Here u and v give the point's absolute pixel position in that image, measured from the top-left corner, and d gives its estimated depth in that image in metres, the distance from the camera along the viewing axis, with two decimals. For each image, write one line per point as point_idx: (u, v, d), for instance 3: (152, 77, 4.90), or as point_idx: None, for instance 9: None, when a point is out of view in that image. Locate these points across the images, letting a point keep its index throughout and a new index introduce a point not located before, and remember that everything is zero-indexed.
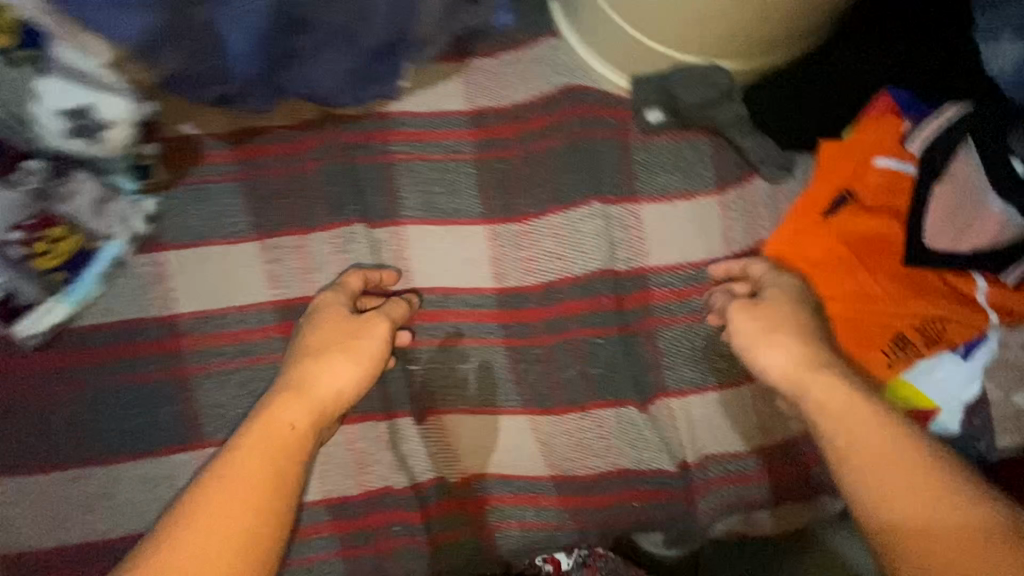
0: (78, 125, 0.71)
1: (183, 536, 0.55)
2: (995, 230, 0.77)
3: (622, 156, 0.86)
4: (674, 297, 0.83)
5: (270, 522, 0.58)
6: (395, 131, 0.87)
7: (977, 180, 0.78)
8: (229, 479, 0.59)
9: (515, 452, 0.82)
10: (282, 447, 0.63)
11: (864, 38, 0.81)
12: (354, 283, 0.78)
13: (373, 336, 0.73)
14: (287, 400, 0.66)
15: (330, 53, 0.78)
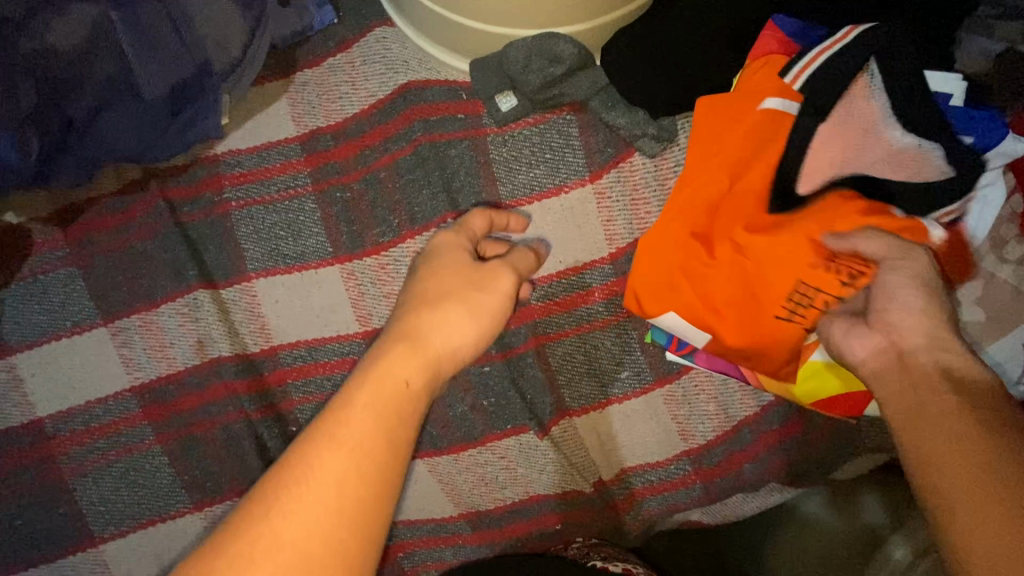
0: None
1: (283, 510, 0.41)
2: (912, 172, 0.62)
3: (477, 156, 0.75)
4: (557, 308, 0.74)
5: (375, 512, 0.43)
6: (226, 175, 0.78)
7: (883, 114, 0.62)
8: (328, 455, 0.43)
9: (416, 497, 0.77)
10: (410, 418, 0.48)
11: None
12: (476, 222, 0.66)
13: (496, 282, 0.58)
14: (405, 350, 0.51)
15: (118, 107, 0.70)
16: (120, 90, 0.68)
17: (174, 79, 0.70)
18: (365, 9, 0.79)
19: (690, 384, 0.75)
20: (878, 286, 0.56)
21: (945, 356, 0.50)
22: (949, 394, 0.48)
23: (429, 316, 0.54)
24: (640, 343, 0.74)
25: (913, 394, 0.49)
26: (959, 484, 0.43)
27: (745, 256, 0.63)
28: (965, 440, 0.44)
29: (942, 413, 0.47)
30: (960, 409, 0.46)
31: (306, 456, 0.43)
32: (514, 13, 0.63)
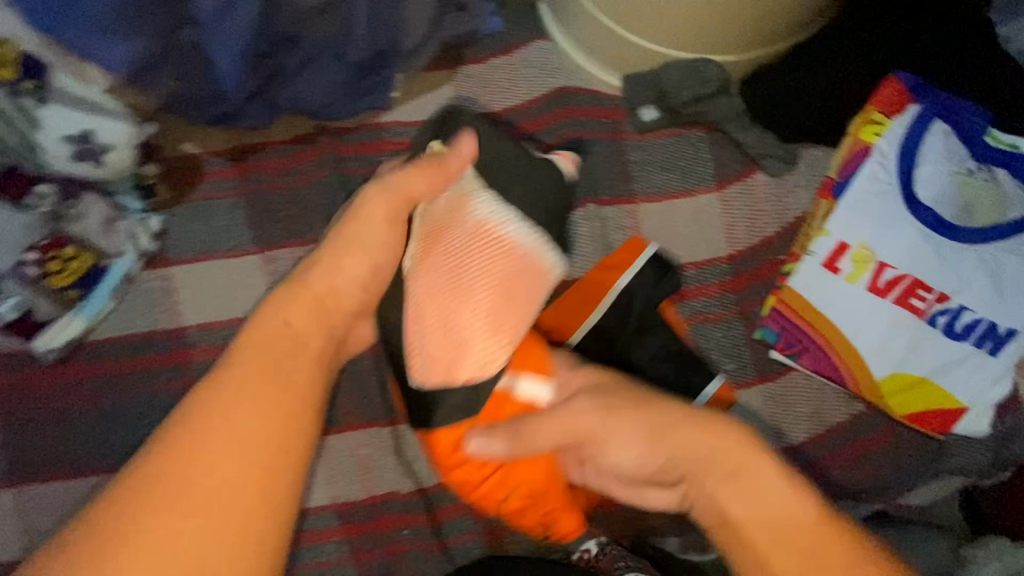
0: (82, 149, 0.72)
1: (188, 440, 0.49)
2: (535, 295, 0.66)
3: (617, 155, 0.84)
4: (676, 296, 0.80)
5: (291, 437, 0.53)
6: (389, 141, 0.88)
7: (457, 244, 0.65)
8: (229, 401, 0.52)
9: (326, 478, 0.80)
10: (306, 359, 0.57)
11: (854, 33, 0.79)
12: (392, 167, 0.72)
13: (373, 206, 0.64)
14: (289, 294, 0.60)
15: (317, 67, 0.79)
16: (323, 52, 0.78)
17: (370, 51, 0.80)
18: (529, 22, 0.91)
19: (790, 386, 0.81)
20: (598, 456, 0.62)
21: (713, 456, 0.55)
22: (742, 516, 0.53)
23: (328, 258, 0.63)
24: (747, 339, 0.80)
25: (729, 519, 0.54)
26: None
27: (509, 498, 0.70)
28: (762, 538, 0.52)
29: (736, 526, 0.54)
30: (775, 535, 0.52)
31: (205, 399, 0.52)
32: (691, 36, 0.76)
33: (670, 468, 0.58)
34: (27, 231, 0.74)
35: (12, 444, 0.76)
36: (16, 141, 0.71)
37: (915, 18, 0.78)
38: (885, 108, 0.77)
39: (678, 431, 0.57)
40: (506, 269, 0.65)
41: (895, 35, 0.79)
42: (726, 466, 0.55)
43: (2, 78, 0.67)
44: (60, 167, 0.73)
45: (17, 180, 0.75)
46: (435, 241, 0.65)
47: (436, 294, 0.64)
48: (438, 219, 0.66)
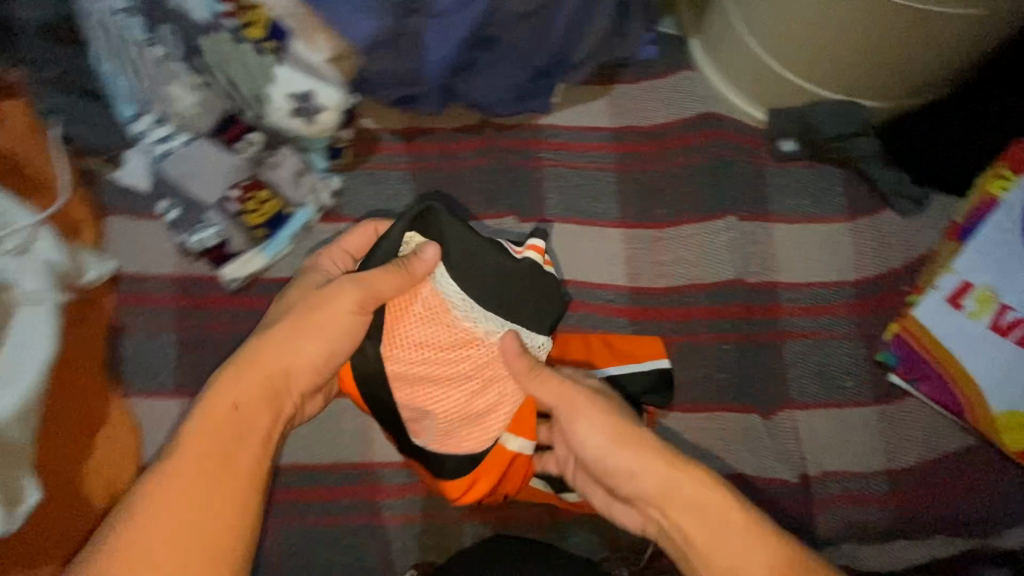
0: (301, 107, 0.81)
1: (151, 512, 0.59)
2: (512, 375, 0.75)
3: (757, 177, 0.92)
4: (803, 312, 0.86)
5: (222, 491, 0.61)
6: (545, 140, 0.96)
7: (432, 338, 0.73)
8: (185, 461, 0.61)
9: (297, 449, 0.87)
10: (255, 424, 0.65)
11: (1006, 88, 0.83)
12: (336, 266, 0.77)
13: (321, 312, 0.68)
14: (234, 370, 0.66)
15: (502, 67, 0.89)
16: (511, 54, 0.87)
17: (550, 59, 0.89)
18: (680, 55, 1.01)
19: (902, 412, 0.85)
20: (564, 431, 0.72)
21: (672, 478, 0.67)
22: (696, 530, 0.65)
23: (255, 342, 0.68)
24: (868, 360, 0.86)
25: (690, 532, 0.66)
26: None
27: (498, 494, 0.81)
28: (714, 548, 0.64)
29: (693, 536, 0.65)
30: (722, 550, 0.64)
31: (166, 462, 0.62)
32: (853, 81, 0.84)
33: (630, 476, 0.68)
34: (234, 172, 0.83)
35: (184, 359, 0.84)
36: (247, 93, 0.81)
37: None
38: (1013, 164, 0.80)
39: (629, 453, 0.68)
40: (479, 368, 0.74)
41: None
42: (673, 488, 0.66)
43: (253, 36, 0.77)
44: (278, 119, 0.82)
45: (235, 127, 0.84)
46: (411, 339, 0.73)
47: (419, 376, 0.73)
48: (413, 318, 0.73)
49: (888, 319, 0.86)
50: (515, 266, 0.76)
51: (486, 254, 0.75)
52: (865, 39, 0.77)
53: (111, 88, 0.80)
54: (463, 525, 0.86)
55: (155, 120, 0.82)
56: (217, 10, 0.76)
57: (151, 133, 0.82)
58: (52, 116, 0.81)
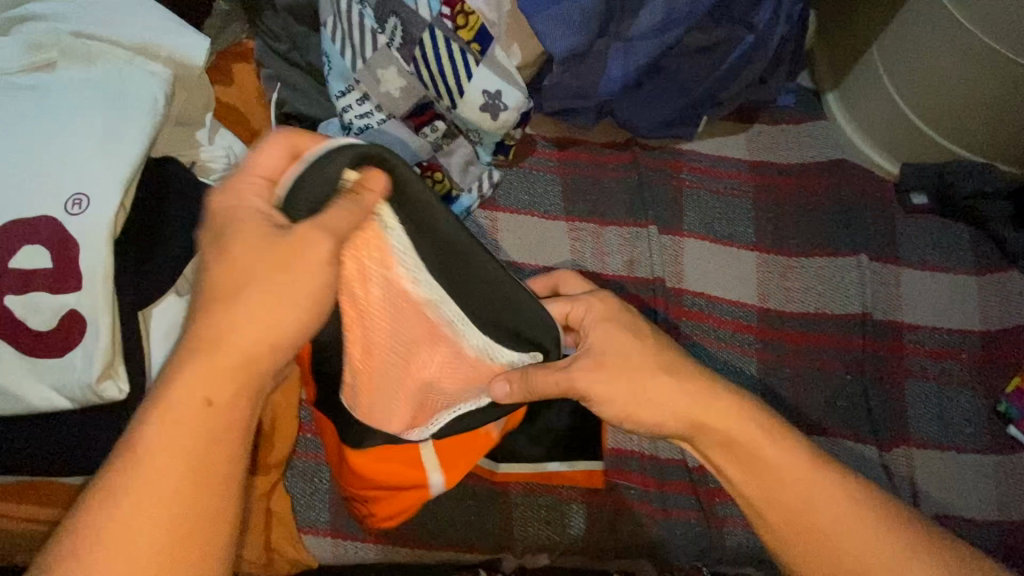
0: (489, 103, 0.92)
1: (102, 537, 0.43)
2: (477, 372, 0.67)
3: (886, 224, 0.98)
4: (926, 354, 0.91)
5: (194, 505, 0.45)
6: (686, 164, 1.05)
7: (381, 326, 0.60)
8: (145, 475, 0.44)
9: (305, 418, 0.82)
10: (228, 427, 0.46)
11: None
12: (254, 195, 0.50)
13: (301, 270, 0.48)
14: (196, 354, 0.46)
15: (662, 94, 0.97)
16: (675, 83, 0.96)
17: (706, 92, 0.98)
18: (816, 105, 1.09)
19: (1019, 464, 0.87)
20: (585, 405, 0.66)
21: (712, 418, 0.61)
22: (745, 464, 0.61)
23: (220, 315, 0.46)
24: (988, 410, 0.89)
25: (743, 470, 0.61)
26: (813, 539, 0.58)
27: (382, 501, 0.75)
28: (768, 478, 0.60)
29: (742, 476, 0.61)
30: (780, 479, 0.59)
31: (113, 476, 0.44)
32: (991, 146, 0.92)
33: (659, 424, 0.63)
34: (418, 152, 0.94)
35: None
36: (445, 86, 0.91)
37: None
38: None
39: (648, 406, 0.62)
40: (440, 361, 0.65)
41: None
42: (712, 427, 0.61)
43: (463, 39, 0.89)
44: (467, 111, 0.93)
45: (426, 114, 0.94)
46: (355, 305, 0.58)
47: (369, 363, 0.62)
48: (367, 303, 0.58)
49: (1007, 373, 0.90)
50: (502, 279, 0.62)
51: (460, 243, 0.59)
52: (1012, 105, 0.84)
53: (329, 66, 0.92)
54: (577, 508, 0.85)
55: (359, 97, 0.92)
56: (440, 12, 0.88)
57: (354, 107, 0.92)
58: (275, 82, 0.93)
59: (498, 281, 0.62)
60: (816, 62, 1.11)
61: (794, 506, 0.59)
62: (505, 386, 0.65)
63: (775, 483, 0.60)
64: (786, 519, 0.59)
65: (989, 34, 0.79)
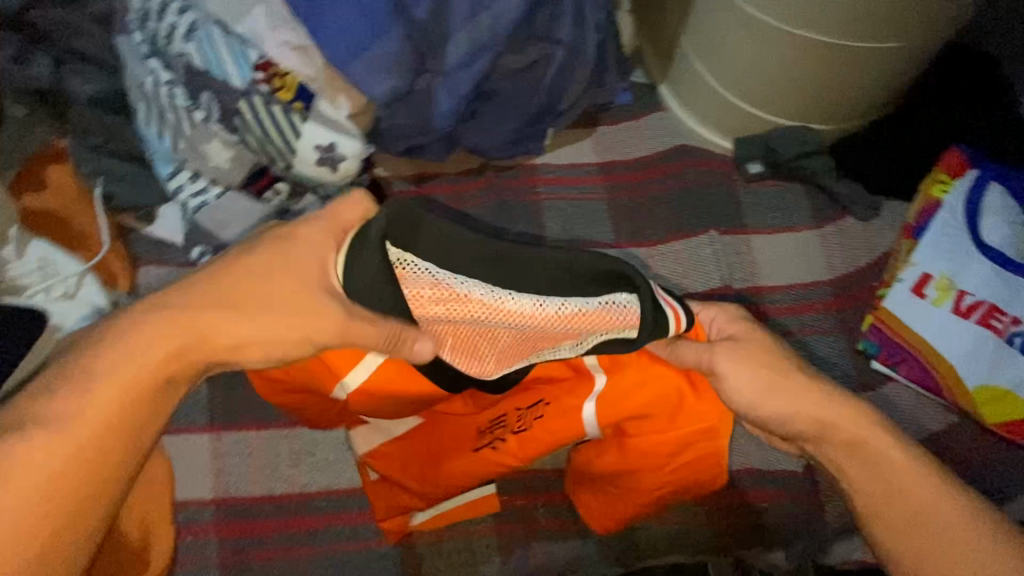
0: (325, 157, 0.92)
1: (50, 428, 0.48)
2: (584, 333, 0.64)
3: (731, 198, 1.04)
4: (787, 311, 0.97)
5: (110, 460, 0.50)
6: (540, 178, 1.08)
7: (477, 325, 0.65)
8: (39, 452, 0.47)
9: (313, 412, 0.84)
10: (141, 426, 0.52)
11: (908, 110, 1.03)
12: (325, 245, 0.60)
13: (285, 327, 0.57)
14: (139, 347, 0.52)
15: (501, 115, 0.99)
16: (507, 104, 0.98)
17: (542, 106, 1.01)
18: (652, 97, 1.15)
19: (883, 394, 0.95)
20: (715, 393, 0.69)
21: (845, 424, 0.65)
22: (874, 481, 0.64)
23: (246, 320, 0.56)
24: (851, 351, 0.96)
25: (878, 487, 0.64)
26: (943, 558, 0.59)
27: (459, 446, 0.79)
28: (901, 496, 0.62)
29: (881, 493, 0.63)
30: (910, 497, 0.62)
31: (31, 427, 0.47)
32: (803, 110, 0.99)
33: (788, 422, 0.67)
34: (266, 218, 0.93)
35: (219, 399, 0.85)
36: (277, 147, 0.90)
37: (955, 102, 1.02)
38: (950, 170, 0.96)
39: (782, 403, 0.66)
40: (541, 338, 0.65)
41: (928, 109, 1.02)
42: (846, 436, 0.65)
43: (283, 99, 0.88)
44: (306, 167, 0.92)
45: (264, 178, 0.93)
46: (444, 309, 0.64)
47: (488, 339, 0.67)
48: (465, 295, 0.62)
49: (861, 314, 0.97)
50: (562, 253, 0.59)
51: (466, 245, 0.61)
52: (810, 69, 0.91)
53: (151, 150, 0.89)
54: (489, 542, 0.86)
55: (190, 176, 0.91)
56: (252, 77, 0.87)
57: (186, 187, 0.90)
58: (97, 177, 0.89)
59: (528, 256, 0.60)
60: (644, 59, 1.17)
61: (934, 524, 0.60)
62: (602, 331, 0.63)
63: (909, 494, 0.62)
64: (917, 537, 0.61)
65: (770, 12, 0.86)
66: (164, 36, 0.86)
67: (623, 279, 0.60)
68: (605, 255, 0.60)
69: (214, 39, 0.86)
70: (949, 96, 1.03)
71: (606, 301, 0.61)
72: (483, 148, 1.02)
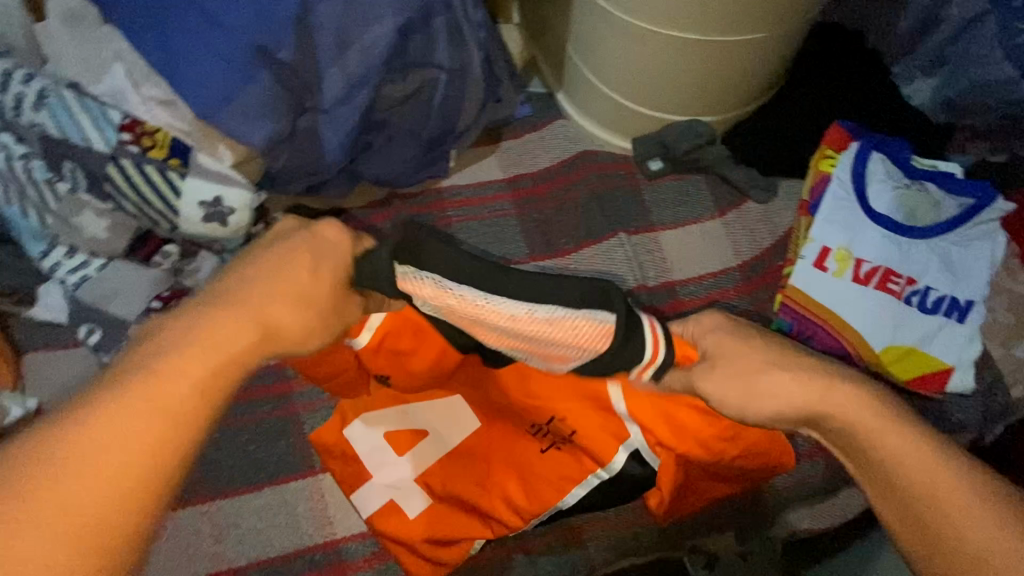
0: (212, 211, 0.88)
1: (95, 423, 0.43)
2: (569, 347, 0.65)
3: (636, 198, 1.05)
4: (702, 302, 1.00)
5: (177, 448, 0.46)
6: (448, 200, 1.07)
7: (483, 331, 0.68)
8: (107, 435, 0.43)
9: (356, 436, 0.87)
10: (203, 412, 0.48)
11: (787, 93, 1.09)
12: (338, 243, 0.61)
13: (301, 317, 0.56)
14: (197, 337, 0.49)
15: (397, 144, 0.98)
16: (401, 133, 0.96)
17: (438, 129, 0.99)
18: (550, 106, 1.15)
19: None
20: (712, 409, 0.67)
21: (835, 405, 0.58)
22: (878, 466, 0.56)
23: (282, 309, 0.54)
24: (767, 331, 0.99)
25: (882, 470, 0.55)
26: (963, 549, 0.49)
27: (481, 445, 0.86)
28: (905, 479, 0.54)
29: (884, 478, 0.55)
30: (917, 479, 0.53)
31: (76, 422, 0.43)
32: (690, 105, 1.01)
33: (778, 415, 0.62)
34: (154, 284, 0.87)
35: None
36: (158, 208, 0.86)
37: (829, 80, 1.09)
38: (833, 146, 1.00)
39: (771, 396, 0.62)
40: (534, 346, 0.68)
41: (804, 90, 1.08)
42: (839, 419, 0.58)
43: (156, 158, 0.84)
44: (194, 225, 0.88)
45: (151, 242, 0.89)
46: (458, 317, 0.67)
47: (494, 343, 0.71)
48: (467, 310, 0.64)
49: (773, 293, 1.01)
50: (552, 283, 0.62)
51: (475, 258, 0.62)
52: (686, 66, 0.93)
53: (17, 230, 0.85)
54: None
55: (67, 250, 0.86)
56: (119, 139, 0.82)
57: (64, 262, 0.86)
58: None
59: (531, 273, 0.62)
60: (539, 69, 1.18)
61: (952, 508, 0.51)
62: (585, 345, 0.64)
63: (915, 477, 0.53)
64: (927, 524, 0.52)
65: (636, 13, 0.88)
66: (12, 108, 0.84)
67: (611, 296, 0.62)
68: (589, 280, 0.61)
69: (69, 104, 0.82)
70: (822, 76, 1.09)
71: (592, 315, 0.62)
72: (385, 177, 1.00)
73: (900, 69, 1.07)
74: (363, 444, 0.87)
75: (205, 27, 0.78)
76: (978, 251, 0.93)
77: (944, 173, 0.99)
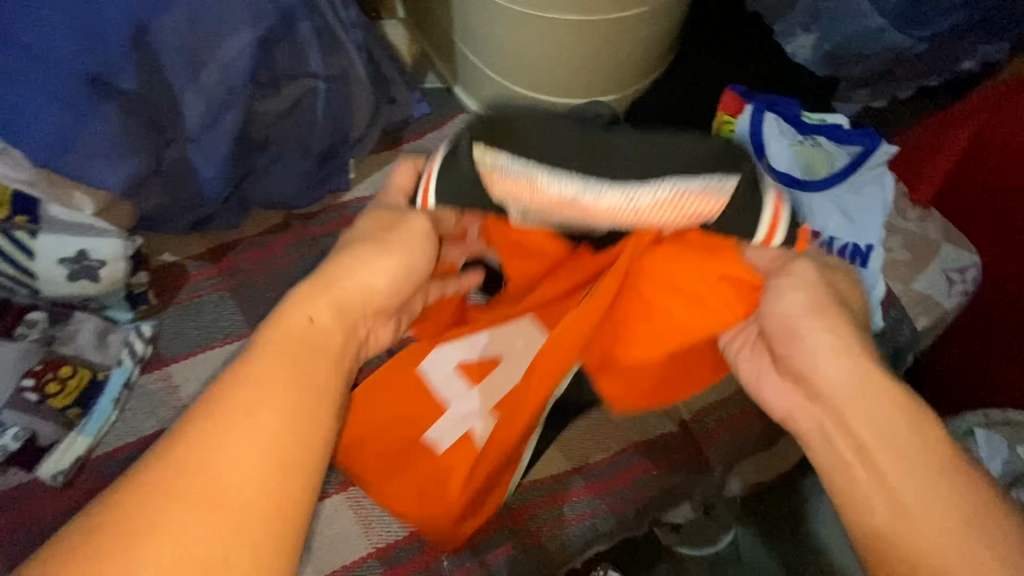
0: (78, 268, 0.79)
1: (204, 440, 0.45)
2: (677, 219, 0.59)
3: None
4: None
5: (294, 437, 0.47)
6: (355, 215, 0.99)
7: (571, 220, 0.62)
8: (221, 443, 0.45)
9: (432, 365, 0.75)
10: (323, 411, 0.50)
11: (680, 63, 1.10)
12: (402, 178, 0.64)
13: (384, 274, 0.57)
14: (278, 328, 0.52)
15: (286, 163, 0.90)
16: (288, 148, 0.89)
17: (329, 140, 0.92)
18: (449, 101, 1.10)
19: None
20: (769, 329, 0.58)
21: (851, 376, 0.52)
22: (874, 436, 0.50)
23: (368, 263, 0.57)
24: None
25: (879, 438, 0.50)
26: (919, 532, 0.47)
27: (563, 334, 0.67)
28: (902, 455, 0.49)
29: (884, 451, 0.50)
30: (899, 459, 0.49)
31: (185, 442, 0.45)
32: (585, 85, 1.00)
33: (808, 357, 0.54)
34: (19, 360, 0.76)
35: None
36: (12, 271, 0.77)
37: (715, 48, 1.11)
38: (730, 110, 1.01)
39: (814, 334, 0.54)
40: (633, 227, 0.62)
41: (695, 60, 1.10)
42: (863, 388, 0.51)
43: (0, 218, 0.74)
44: (61, 286, 0.80)
45: (9, 312, 0.79)
46: (544, 217, 0.63)
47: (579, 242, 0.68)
48: (549, 200, 0.60)
49: None
50: (677, 140, 0.57)
51: (570, 139, 0.58)
52: (575, 48, 0.91)
53: None
54: None
55: None
56: None
57: None
58: None
59: (637, 140, 0.58)
60: (433, 65, 1.13)
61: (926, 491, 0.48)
62: (691, 216, 0.59)
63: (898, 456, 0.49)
64: (889, 505, 0.49)
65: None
66: None
67: (727, 157, 0.57)
68: (703, 146, 0.57)
69: None
70: (707, 45, 1.12)
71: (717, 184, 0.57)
72: (278, 198, 0.91)
73: (780, 28, 1.11)
74: (437, 373, 0.75)
75: (17, 56, 0.67)
76: (873, 196, 0.97)
77: (831, 127, 1.02)
